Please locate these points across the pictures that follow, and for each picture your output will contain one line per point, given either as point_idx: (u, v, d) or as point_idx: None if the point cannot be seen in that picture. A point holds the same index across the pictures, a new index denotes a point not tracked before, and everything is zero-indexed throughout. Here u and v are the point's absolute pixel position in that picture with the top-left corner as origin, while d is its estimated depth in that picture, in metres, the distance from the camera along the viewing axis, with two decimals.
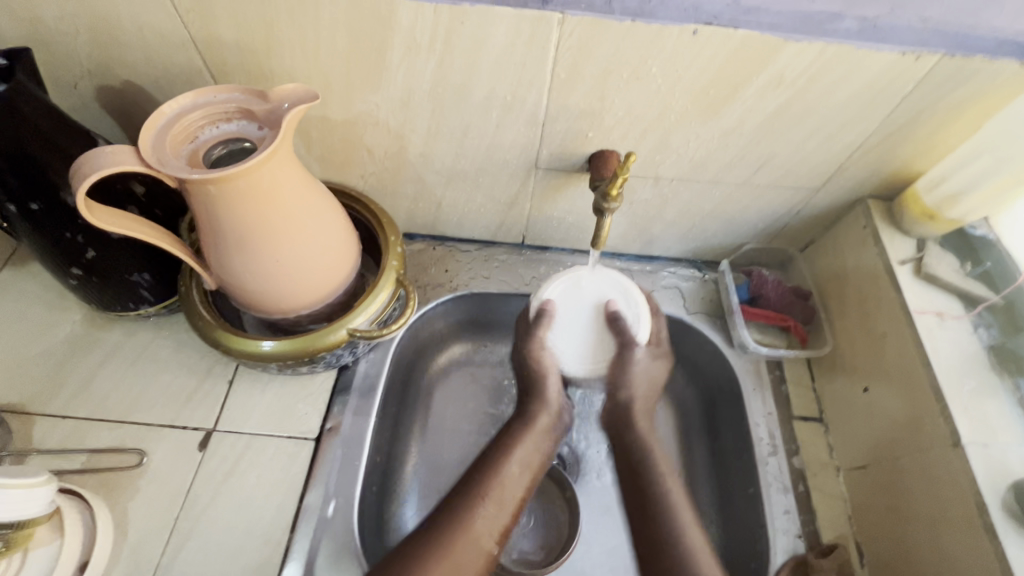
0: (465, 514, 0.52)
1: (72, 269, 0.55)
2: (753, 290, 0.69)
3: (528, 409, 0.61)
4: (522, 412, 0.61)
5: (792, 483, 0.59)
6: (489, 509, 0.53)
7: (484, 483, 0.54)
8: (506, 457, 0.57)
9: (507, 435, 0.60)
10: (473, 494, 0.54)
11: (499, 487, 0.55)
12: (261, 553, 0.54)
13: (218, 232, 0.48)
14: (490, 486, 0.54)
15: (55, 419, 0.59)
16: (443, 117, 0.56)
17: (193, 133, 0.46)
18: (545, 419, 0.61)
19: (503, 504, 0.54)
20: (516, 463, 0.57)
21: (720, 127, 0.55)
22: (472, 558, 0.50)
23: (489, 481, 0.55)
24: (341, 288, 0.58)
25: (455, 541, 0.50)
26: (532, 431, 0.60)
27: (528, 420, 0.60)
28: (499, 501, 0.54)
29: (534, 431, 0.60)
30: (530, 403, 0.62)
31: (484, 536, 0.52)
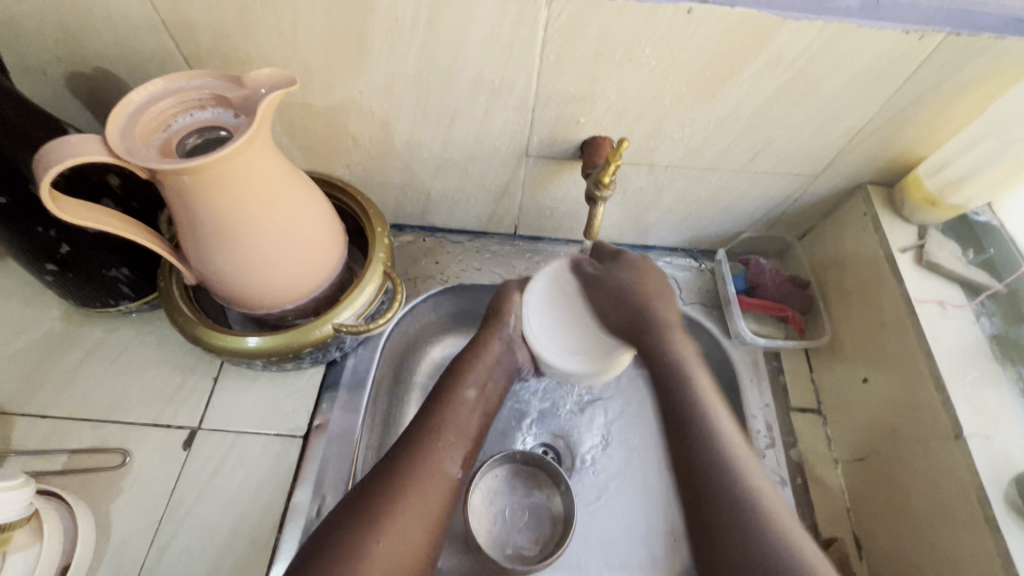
0: (426, 446, 0.52)
1: (46, 265, 0.53)
2: (750, 279, 0.68)
3: (483, 332, 0.62)
4: (478, 338, 0.62)
5: (789, 475, 0.58)
6: (451, 442, 0.54)
7: (442, 414, 0.55)
8: (459, 389, 0.57)
9: (461, 361, 0.60)
10: (431, 429, 0.54)
11: (455, 417, 0.56)
12: (248, 553, 0.52)
13: (194, 224, 0.47)
14: (450, 417, 0.55)
15: (34, 418, 0.57)
16: (429, 103, 0.54)
17: (165, 121, 0.44)
18: (498, 347, 0.61)
19: (463, 431, 0.55)
20: (471, 389, 0.58)
21: (716, 111, 0.53)
22: (437, 484, 0.51)
23: (446, 409, 0.55)
24: (327, 281, 0.57)
25: (420, 475, 0.51)
26: (485, 363, 0.60)
27: (481, 348, 0.60)
28: (461, 433, 0.55)
29: (486, 359, 0.60)
30: (485, 329, 0.62)
31: (446, 468, 0.53)
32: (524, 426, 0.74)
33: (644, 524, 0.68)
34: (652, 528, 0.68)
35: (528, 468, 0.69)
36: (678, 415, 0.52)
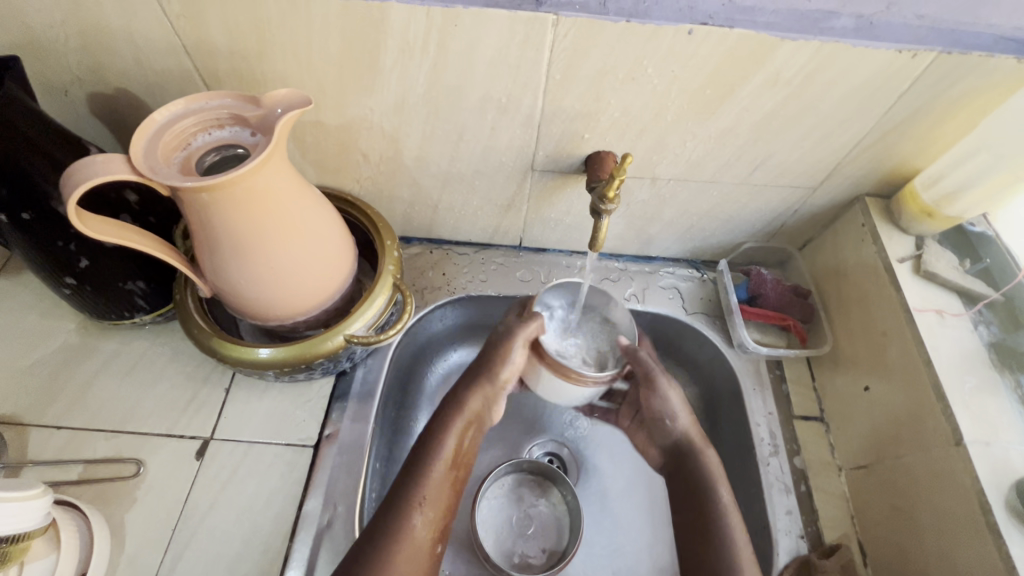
0: (400, 523, 0.48)
1: (65, 278, 0.55)
2: (753, 290, 0.69)
3: (458, 392, 0.57)
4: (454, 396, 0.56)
5: (794, 483, 0.59)
6: (427, 514, 0.50)
7: (416, 486, 0.50)
8: (435, 456, 0.52)
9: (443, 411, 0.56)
10: (404, 500, 0.50)
11: (429, 488, 0.51)
12: (260, 563, 0.53)
13: (211, 239, 0.48)
14: (427, 486, 0.51)
15: (49, 429, 0.58)
16: (438, 120, 0.55)
17: (185, 139, 0.46)
18: (479, 403, 0.56)
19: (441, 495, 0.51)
20: (447, 456, 0.53)
21: (717, 126, 0.54)
22: (413, 565, 0.48)
23: (422, 479, 0.51)
24: (337, 294, 0.58)
25: (397, 557, 0.47)
26: (462, 419, 0.55)
27: (459, 406, 0.55)
28: (436, 502, 0.51)
29: (463, 420, 0.55)
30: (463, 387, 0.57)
31: (423, 542, 0.49)
32: (530, 436, 0.75)
33: (650, 533, 0.68)
34: (657, 537, 0.68)
35: (535, 477, 0.70)
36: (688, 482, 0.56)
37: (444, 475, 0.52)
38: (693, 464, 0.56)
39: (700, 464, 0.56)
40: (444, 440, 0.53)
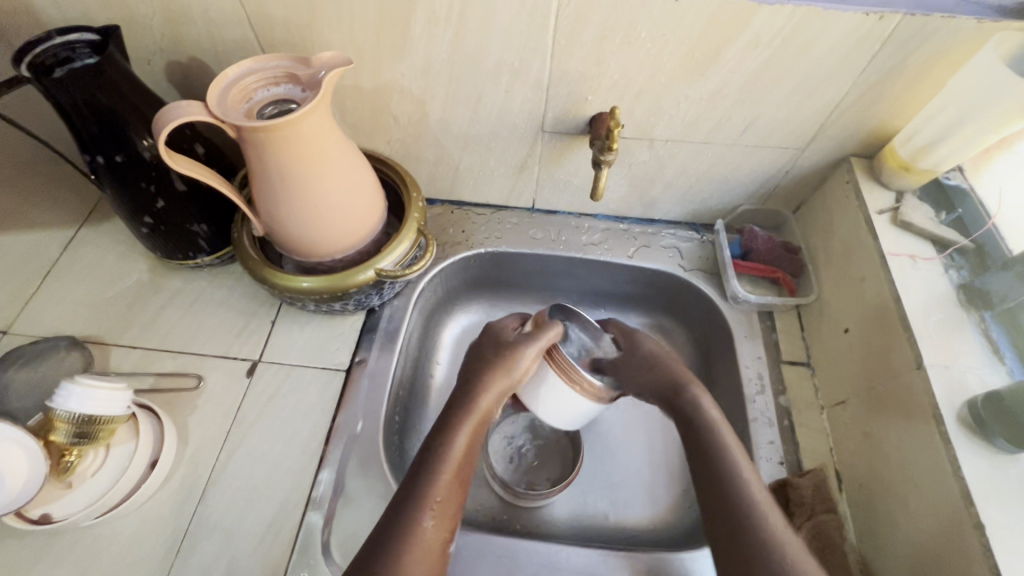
0: (411, 528, 0.47)
1: (144, 218, 0.65)
2: (744, 245, 0.75)
3: (466, 391, 0.56)
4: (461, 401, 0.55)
5: (777, 418, 0.65)
6: (437, 516, 0.49)
7: (426, 487, 0.50)
8: (445, 455, 0.52)
9: (446, 419, 0.55)
10: (414, 504, 0.49)
11: (440, 489, 0.50)
12: (300, 462, 0.61)
13: (267, 179, 0.57)
14: (438, 486, 0.50)
15: (127, 347, 0.69)
16: (459, 84, 0.64)
17: (249, 94, 0.55)
18: (486, 406, 0.56)
19: (450, 502, 0.50)
20: (457, 457, 0.52)
21: (706, 88, 0.61)
22: (426, 561, 0.47)
23: (433, 477, 0.50)
24: (369, 236, 0.67)
25: (408, 561, 0.46)
26: (474, 424, 0.54)
27: (469, 406, 0.55)
28: (448, 497, 0.50)
29: (472, 418, 0.55)
30: (468, 391, 0.56)
31: (433, 545, 0.48)
32: None
33: (648, 468, 0.75)
34: (653, 472, 0.74)
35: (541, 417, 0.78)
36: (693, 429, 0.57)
37: (451, 481, 0.51)
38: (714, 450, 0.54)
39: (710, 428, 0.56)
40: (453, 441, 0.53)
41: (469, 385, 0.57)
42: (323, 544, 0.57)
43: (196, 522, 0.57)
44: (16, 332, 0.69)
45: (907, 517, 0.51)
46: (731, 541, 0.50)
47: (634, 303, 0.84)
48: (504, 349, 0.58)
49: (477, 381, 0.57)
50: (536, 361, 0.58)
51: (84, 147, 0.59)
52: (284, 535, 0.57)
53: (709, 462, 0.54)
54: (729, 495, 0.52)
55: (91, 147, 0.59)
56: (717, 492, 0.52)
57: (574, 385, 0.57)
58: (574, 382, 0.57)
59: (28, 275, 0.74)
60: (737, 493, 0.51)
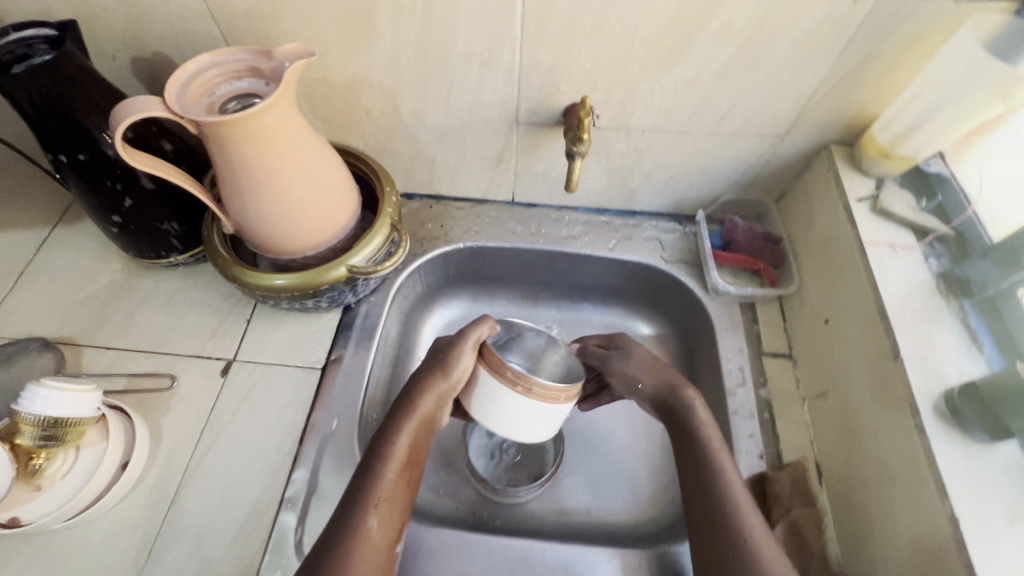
0: (355, 532, 0.48)
1: (112, 217, 0.64)
2: (726, 236, 0.74)
3: (409, 390, 0.55)
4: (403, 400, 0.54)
5: (758, 410, 0.64)
6: (381, 517, 0.49)
7: (369, 488, 0.50)
8: (386, 458, 0.51)
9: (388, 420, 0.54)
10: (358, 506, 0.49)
11: (383, 490, 0.50)
12: (273, 462, 0.61)
13: (231, 175, 0.56)
14: (380, 489, 0.50)
15: (100, 348, 0.68)
16: (428, 75, 0.62)
17: (211, 88, 0.54)
18: (430, 404, 0.54)
19: (394, 504, 0.51)
20: (399, 457, 0.52)
21: (680, 76, 0.60)
22: (372, 564, 0.48)
23: (374, 482, 0.50)
24: (341, 232, 0.66)
25: (352, 565, 0.47)
26: (416, 425, 0.53)
27: (409, 406, 0.54)
28: (392, 500, 0.50)
29: (415, 419, 0.54)
30: (410, 389, 0.55)
31: (379, 545, 0.49)
32: None
33: (630, 462, 0.74)
34: (635, 467, 0.74)
35: None
36: (694, 453, 0.54)
37: (395, 482, 0.51)
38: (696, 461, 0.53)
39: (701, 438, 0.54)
40: (395, 442, 0.52)
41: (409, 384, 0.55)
42: (296, 544, 0.56)
43: (168, 524, 0.57)
44: None
45: (884, 511, 0.51)
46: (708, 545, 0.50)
47: (617, 296, 0.83)
48: (445, 346, 0.55)
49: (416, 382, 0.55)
50: (475, 361, 0.54)
51: (47, 146, 0.58)
52: (257, 536, 0.56)
53: (702, 488, 0.52)
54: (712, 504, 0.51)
55: (53, 145, 0.58)
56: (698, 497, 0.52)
57: (516, 386, 0.51)
58: (516, 382, 0.50)
59: (1, 276, 0.74)
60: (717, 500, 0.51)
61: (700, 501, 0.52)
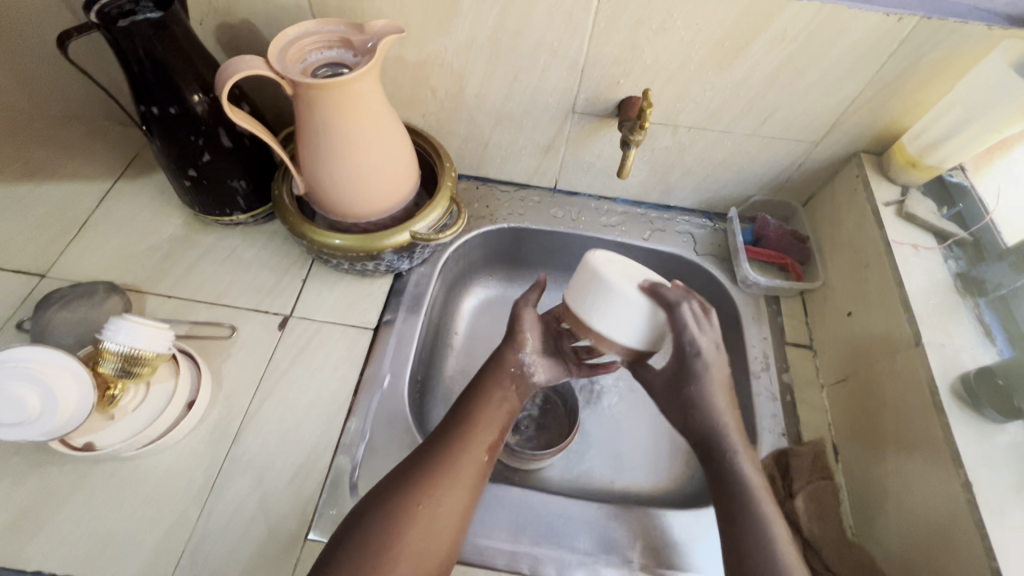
0: (451, 449, 0.56)
1: (188, 171, 0.68)
2: (757, 232, 0.79)
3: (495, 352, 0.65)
4: (474, 398, 0.61)
5: (780, 393, 0.69)
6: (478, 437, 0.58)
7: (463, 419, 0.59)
8: (476, 402, 0.61)
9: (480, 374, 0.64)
10: (423, 485, 0.54)
11: (475, 421, 0.59)
12: (329, 410, 0.64)
13: (315, 137, 0.60)
14: (474, 418, 0.59)
15: (162, 296, 0.71)
16: (498, 61, 0.67)
17: (304, 55, 0.58)
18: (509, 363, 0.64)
19: (488, 430, 0.59)
20: (493, 398, 0.61)
21: (732, 78, 0.65)
22: (463, 479, 0.55)
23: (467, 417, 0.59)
24: (403, 202, 0.70)
25: (445, 479, 0.54)
26: (491, 423, 0.60)
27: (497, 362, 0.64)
28: (485, 430, 0.59)
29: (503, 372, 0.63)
30: (501, 348, 0.65)
31: (469, 468, 0.56)
32: None
33: (652, 439, 0.78)
34: (658, 445, 0.78)
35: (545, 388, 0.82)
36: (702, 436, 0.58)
37: (490, 410, 0.60)
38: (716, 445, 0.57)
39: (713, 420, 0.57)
40: (468, 436, 0.58)
41: (487, 375, 0.63)
42: (351, 485, 0.60)
43: (229, 461, 0.60)
44: (56, 276, 0.72)
45: (909, 490, 0.54)
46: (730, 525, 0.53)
47: None
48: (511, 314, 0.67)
49: (488, 383, 0.62)
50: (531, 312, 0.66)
51: (138, 97, 0.61)
52: (313, 477, 0.60)
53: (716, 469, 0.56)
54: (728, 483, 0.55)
55: (145, 97, 0.61)
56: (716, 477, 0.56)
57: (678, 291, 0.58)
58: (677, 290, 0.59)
59: (65, 224, 0.77)
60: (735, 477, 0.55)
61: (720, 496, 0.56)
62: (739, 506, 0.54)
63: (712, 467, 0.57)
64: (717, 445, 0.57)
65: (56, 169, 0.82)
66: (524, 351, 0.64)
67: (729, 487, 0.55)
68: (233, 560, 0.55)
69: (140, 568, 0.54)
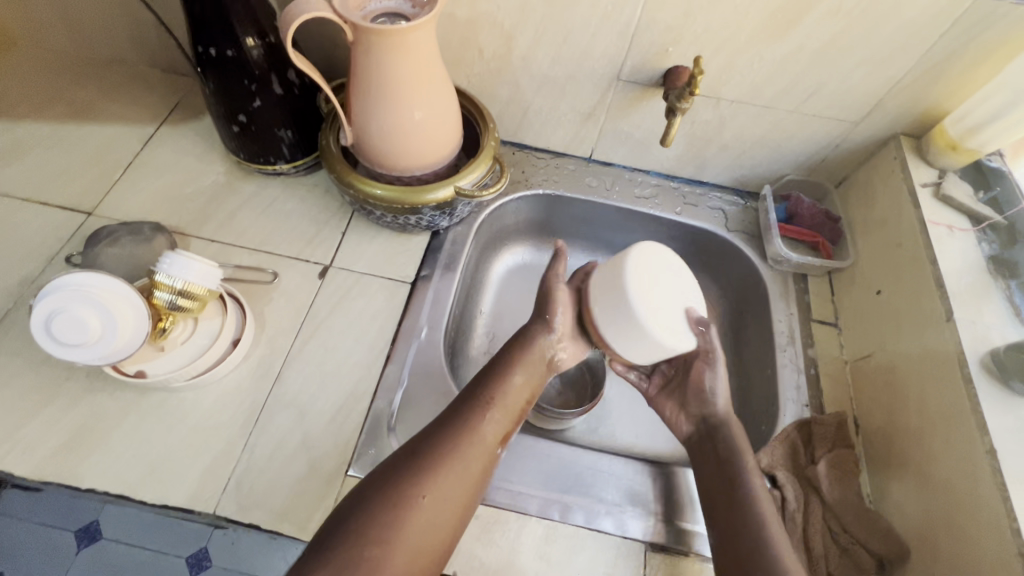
0: (472, 422, 0.54)
1: (238, 116, 0.69)
2: (790, 210, 0.80)
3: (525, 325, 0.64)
4: (491, 380, 0.58)
5: (805, 367, 0.71)
6: (495, 414, 0.56)
7: (485, 394, 0.57)
8: (503, 379, 0.58)
9: (512, 347, 0.62)
10: (429, 471, 0.50)
11: (497, 396, 0.57)
12: (368, 357, 0.66)
13: (370, 87, 0.61)
14: (497, 393, 0.57)
15: (206, 240, 0.73)
16: (550, 23, 0.68)
17: (363, 4, 0.59)
18: (544, 342, 0.62)
19: (507, 410, 0.57)
20: (518, 374, 0.59)
21: (782, 51, 0.65)
22: (477, 457, 0.53)
23: (491, 391, 0.57)
24: (447, 159, 0.71)
25: (458, 456, 0.52)
26: (503, 411, 0.57)
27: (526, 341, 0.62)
28: (505, 408, 0.57)
29: (534, 348, 0.62)
30: (531, 323, 0.64)
31: (486, 447, 0.54)
32: None
33: None
34: None
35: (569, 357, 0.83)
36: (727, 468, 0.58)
37: (514, 387, 0.58)
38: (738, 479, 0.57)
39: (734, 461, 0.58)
40: (478, 427, 0.54)
41: (518, 349, 0.61)
42: (389, 428, 0.61)
43: (272, 399, 0.62)
44: (102, 215, 0.73)
45: (930, 483, 0.56)
46: (738, 548, 0.52)
47: None
48: (544, 289, 0.64)
49: (513, 364, 0.60)
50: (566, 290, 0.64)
51: (197, 37, 0.62)
52: (353, 418, 0.62)
53: (733, 494, 0.56)
54: (743, 515, 0.54)
55: (204, 38, 0.62)
56: (732, 504, 0.56)
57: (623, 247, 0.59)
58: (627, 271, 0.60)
59: (109, 165, 0.78)
60: (751, 509, 0.55)
61: (717, 470, 0.59)
62: (749, 542, 0.52)
63: (721, 473, 0.59)
64: (743, 483, 0.57)
65: (99, 112, 0.82)
66: (559, 330, 0.63)
67: (744, 509, 0.55)
68: (276, 490, 0.57)
69: (189, 492, 0.56)
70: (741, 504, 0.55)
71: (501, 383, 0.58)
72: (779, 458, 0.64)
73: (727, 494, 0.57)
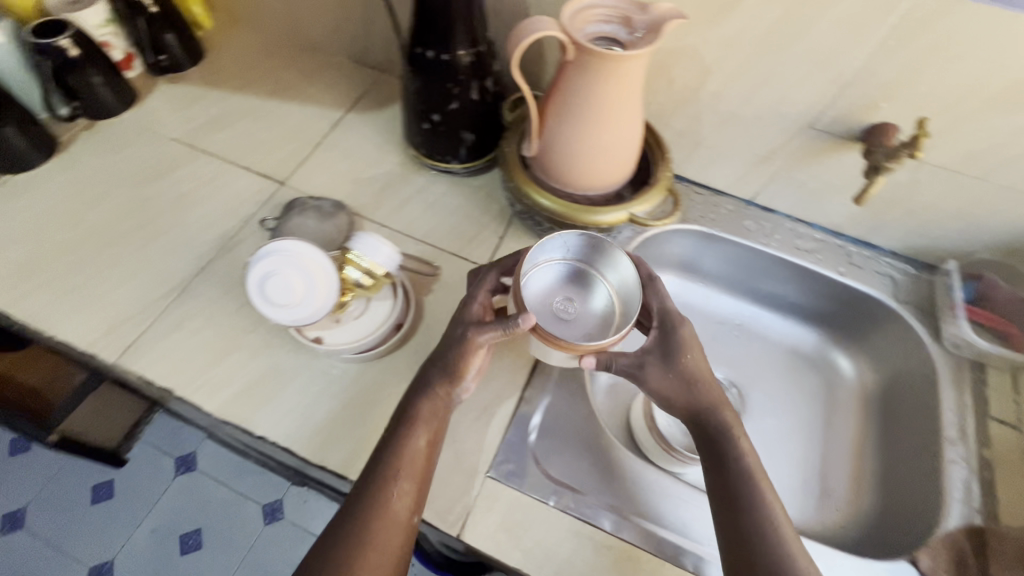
0: (378, 498, 0.51)
1: (432, 115, 0.73)
2: (979, 293, 0.74)
3: (422, 375, 0.57)
4: (393, 448, 0.53)
5: (978, 468, 0.64)
6: (402, 484, 0.52)
7: (387, 465, 0.52)
8: (405, 442, 0.53)
9: (406, 405, 0.56)
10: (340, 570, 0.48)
11: (400, 467, 0.52)
12: (514, 364, 0.67)
13: (572, 104, 0.63)
14: (400, 462, 0.53)
15: (378, 224, 0.77)
16: (755, 63, 0.66)
17: (585, 24, 0.61)
18: (441, 395, 0.56)
19: (412, 475, 0.52)
20: (420, 434, 0.54)
21: (1017, 122, 0.60)
22: (390, 536, 0.50)
23: (393, 458, 0.53)
24: (621, 183, 0.71)
25: (371, 540, 0.49)
26: (410, 479, 0.52)
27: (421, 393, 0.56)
28: (410, 473, 0.53)
29: (429, 402, 0.55)
30: (431, 372, 0.56)
31: (399, 521, 0.51)
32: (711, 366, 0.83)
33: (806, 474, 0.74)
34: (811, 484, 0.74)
35: None
36: (725, 477, 0.52)
37: (415, 451, 0.53)
38: (744, 500, 0.51)
39: (745, 474, 0.52)
40: (386, 502, 0.51)
41: (414, 410, 0.55)
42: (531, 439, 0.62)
43: None
44: (293, 186, 0.80)
45: None
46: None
47: (823, 319, 0.84)
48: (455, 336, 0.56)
49: (409, 423, 0.54)
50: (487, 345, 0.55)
51: (419, 39, 0.67)
52: (496, 421, 0.63)
53: (733, 510, 0.51)
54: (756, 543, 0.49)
55: (426, 40, 0.66)
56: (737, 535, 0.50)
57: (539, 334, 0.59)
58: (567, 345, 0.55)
59: (302, 142, 0.85)
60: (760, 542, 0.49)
61: (718, 477, 0.53)
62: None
63: (721, 483, 0.53)
64: (750, 501, 0.51)
65: (298, 93, 0.90)
66: (461, 381, 0.56)
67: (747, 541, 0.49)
68: None
69: (343, 459, 0.59)
70: (756, 529, 0.49)
71: (400, 448, 0.53)
72: (942, 562, 0.58)
73: (731, 522, 0.50)
